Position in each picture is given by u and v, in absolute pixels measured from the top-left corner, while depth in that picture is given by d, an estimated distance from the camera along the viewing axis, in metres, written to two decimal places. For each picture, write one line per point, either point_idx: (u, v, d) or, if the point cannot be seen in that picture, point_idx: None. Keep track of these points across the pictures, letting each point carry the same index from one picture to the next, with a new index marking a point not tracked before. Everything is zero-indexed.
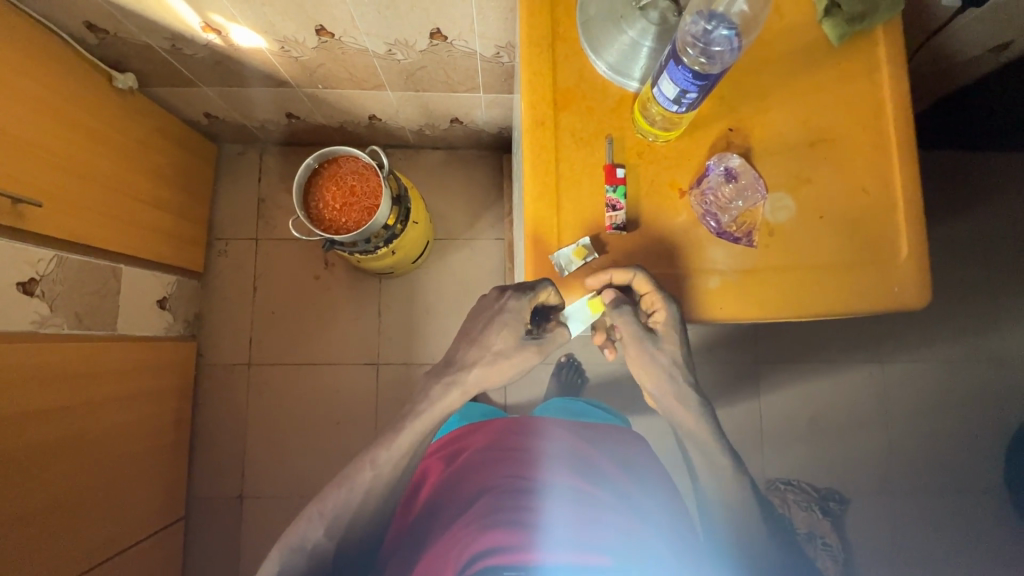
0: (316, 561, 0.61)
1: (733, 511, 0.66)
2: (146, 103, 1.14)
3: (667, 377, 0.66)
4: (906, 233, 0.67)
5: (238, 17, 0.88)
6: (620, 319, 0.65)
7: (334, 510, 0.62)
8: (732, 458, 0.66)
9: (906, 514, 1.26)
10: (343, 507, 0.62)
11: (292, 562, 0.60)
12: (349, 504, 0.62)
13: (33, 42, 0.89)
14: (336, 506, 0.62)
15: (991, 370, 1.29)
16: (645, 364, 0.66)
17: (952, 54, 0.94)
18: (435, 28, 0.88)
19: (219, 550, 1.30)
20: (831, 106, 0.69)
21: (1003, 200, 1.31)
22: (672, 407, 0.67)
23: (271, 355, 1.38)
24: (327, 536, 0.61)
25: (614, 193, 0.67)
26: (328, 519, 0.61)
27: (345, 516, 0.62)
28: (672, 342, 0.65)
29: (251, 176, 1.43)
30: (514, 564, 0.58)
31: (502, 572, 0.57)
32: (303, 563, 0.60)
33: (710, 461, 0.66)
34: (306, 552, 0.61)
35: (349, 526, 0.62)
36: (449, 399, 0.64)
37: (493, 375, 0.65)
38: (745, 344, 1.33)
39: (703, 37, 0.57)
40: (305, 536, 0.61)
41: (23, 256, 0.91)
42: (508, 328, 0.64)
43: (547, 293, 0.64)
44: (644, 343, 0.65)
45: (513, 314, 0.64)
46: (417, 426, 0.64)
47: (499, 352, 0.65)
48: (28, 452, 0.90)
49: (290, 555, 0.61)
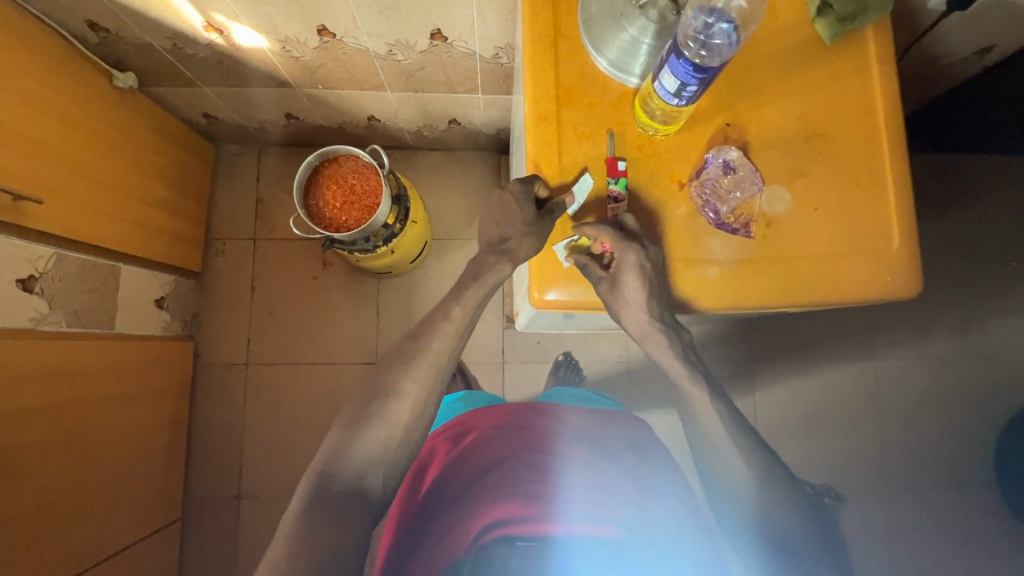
0: (360, 473, 0.61)
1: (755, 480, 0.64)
2: (146, 102, 1.15)
3: (639, 319, 0.69)
4: (897, 224, 0.69)
5: (241, 17, 0.89)
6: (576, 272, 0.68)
7: (378, 415, 0.63)
8: (748, 429, 0.68)
9: (899, 508, 1.28)
10: (387, 410, 0.63)
11: (335, 475, 0.60)
12: (392, 410, 0.64)
13: (37, 40, 0.90)
14: (379, 411, 0.63)
15: (979, 367, 1.32)
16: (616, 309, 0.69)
17: (938, 57, 0.97)
18: (436, 28, 0.90)
19: (216, 552, 1.29)
20: (824, 102, 0.71)
21: (989, 201, 1.34)
22: (656, 350, 0.71)
23: (269, 355, 1.37)
24: (375, 439, 0.62)
25: (615, 185, 0.69)
26: (373, 423, 0.63)
27: (389, 422, 0.63)
28: (637, 285, 0.66)
29: (249, 177, 1.43)
30: (529, 534, 0.58)
31: (515, 542, 0.57)
32: (346, 477, 0.60)
33: (714, 420, 0.68)
34: (349, 462, 0.61)
35: (393, 434, 0.63)
36: (491, 275, 0.70)
37: (528, 246, 0.67)
38: (741, 343, 1.35)
39: (704, 31, 0.59)
40: (350, 444, 0.62)
41: (23, 253, 0.91)
42: (519, 206, 0.67)
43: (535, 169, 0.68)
44: (603, 288, 0.68)
45: (521, 193, 0.67)
46: (456, 317, 0.68)
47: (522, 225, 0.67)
48: (26, 450, 0.89)
49: (332, 470, 0.60)
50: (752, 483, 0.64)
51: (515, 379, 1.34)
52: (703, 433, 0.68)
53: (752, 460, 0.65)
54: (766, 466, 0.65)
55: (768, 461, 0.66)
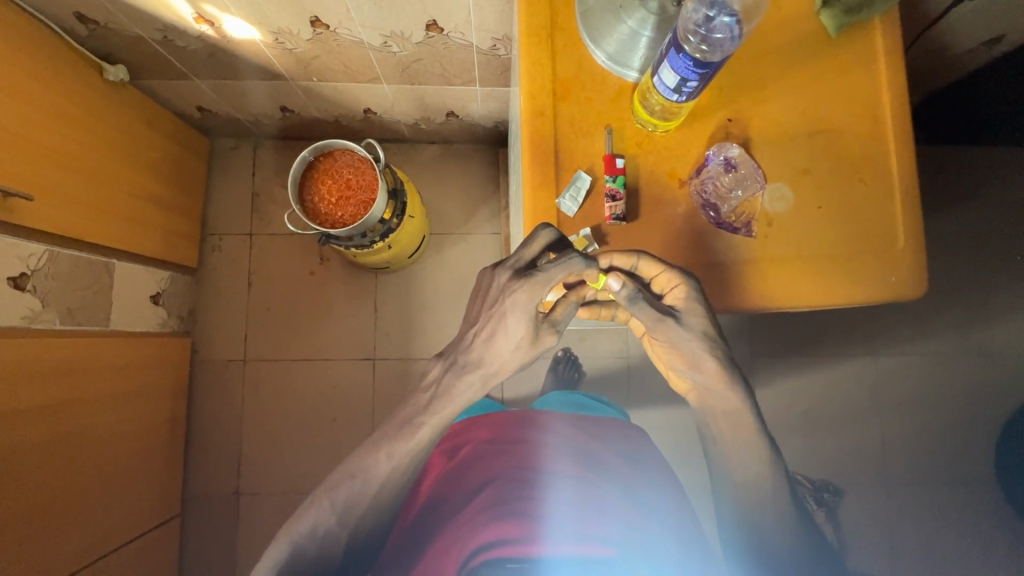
0: (326, 552, 0.58)
1: (764, 505, 0.62)
2: (137, 96, 1.12)
3: (696, 354, 0.61)
4: (904, 223, 0.67)
5: (232, 9, 0.87)
6: (637, 305, 0.59)
7: (344, 499, 0.59)
8: (771, 454, 0.63)
9: (899, 505, 1.28)
10: (354, 494, 0.59)
11: (301, 550, 0.58)
12: (361, 493, 0.59)
13: (25, 34, 0.88)
14: (347, 493, 0.59)
15: (982, 362, 1.30)
16: (672, 344, 0.61)
17: (946, 48, 0.95)
18: (431, 19, 0.88)
19: (216, 547, 1.29)
20: (829, 97, 0.69)
21: (995, 194, 1.32)
22: (711, 387, 0.62)
23: (266, 351, 1.37)
24: (339, 522, 0.58)
25: (614, 183, 0.66)
26: (340, 508, 0.58)
27: (357, 507, 0.59)
28: (698, 317, 0.60)
29: (245, 171, 1.42)
30: (518, 556, 0.60)
31: (506, 564, 0.60)
32: (312, 552, 0.58)
33: (742, 446, 0.63)
34: (315, 539, 0.58)
35: (360, 519, 0.59)
36: (467, 388, 0.58)
37: (512, 366, 0.58)
38: (742, 338, 1.33)
39: (705, 24, 0.57)
40: (314, 524, 0.58)
41: (12, 250, 0.90)
42: (522, 318, 0.56)
43: (570, 263, 0.55)
44: (666, 324, 0.59)
45: (527, 304, 0.55)
46: (434, 421, 0.58)
47: (515, 343, 0.57)
48: (21, 450, 0.89)
49: (299, 544, 0.58)
50: (757, 505, 0.63)
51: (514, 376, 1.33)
52: (727, 459, 0.64)
53: (757, 484, 0.62)
54: (777, 491, 0.62)
55: (782, 486, 0.62)
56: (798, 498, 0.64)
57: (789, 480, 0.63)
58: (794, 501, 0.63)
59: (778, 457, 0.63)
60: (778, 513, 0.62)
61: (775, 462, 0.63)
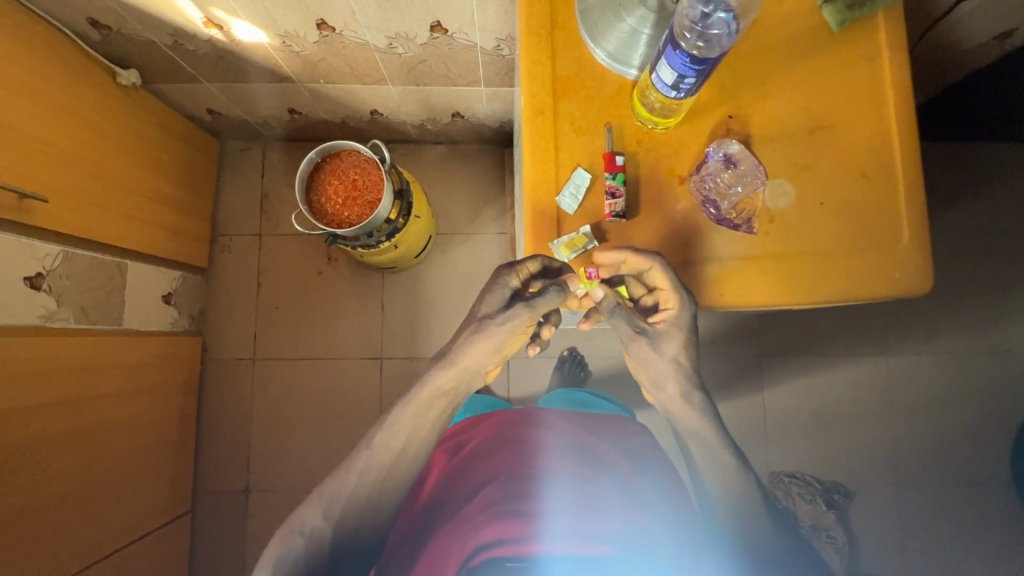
0: (312, 549, 0.61)
1: (739, 506, 0.66)
2: (149, 99, 1.15)
3: (661, 374, 0.67)
4: (908, 218, 0.66)
5: (240, 13, 0.88)
6: (614, 318, 0.65)
7: (333, 497, 0.62)
8: (741, 457, 0.67)
9: (911, 507, 1.26)
10: (340, 492, 0.62)
11: (290, 548, 0.61)
12: (350, 492, 0.62)
13: (40, 40, 0.90)
14: (334, 491, 0.62)
15: (996, 362, 1.28)
16: (639, 361, 0.68)
17: (953, 43, 0.94)
18: (436, 21, 0.89)
19: (226, 543, 1.31)
20: (831, 92, 0.69)
21: (1008, 190, 1.30)
22: (673, 405, 0.68)
23: (275, 350, 1.38)
24: (325, 521, 0.61)
25: (613, 180, 0.67)
26: (327, 505, 0.62)
27: (342, 503, 0.62)
28: (674, 344, 0.65)
29: (255, 172, 1.44)
30: (517, 555, 0.60)
31: (505, 564, 0.60)
32: (301, 548, 0.61)
33: (711, 456, 0.67)
34: (305, 535, 0.61)
35: (347, 517, 0.61)
36: (435, 377, 0.63)
37: (488, 342, 0.63)
38: (749, 337, 1.32)
39: (701, 21, 0.57)
40: (303, 523, 0.62)
41: (29, 251, 0.93)
42: (493, 292, 0.64)
43: (553, 299, 0.62)
44: (639, 342, 0.66)
45: (497, 279, 0.64)
46: (412, 405, 0.63)
47: (486, 315, 0.63)
48: (37, 446, 0.91)
49: (289, 541, 0.61)
50: (739, 504, 0.66)
51: (519, 375, 1.33)
52: (699, 462, 0.68)
53: (738, 491, 0.66)
54: (750, 496, 0.66)
55: (753, 487, 0.66)
56: (771, 499, 0.68)
57: (762, 486, 0.67)
58: (767, 501, 0.67)
59: (747, 463, 0.67)
60: (756, 514, 0.66)
61: (746, 467, 0.67)
